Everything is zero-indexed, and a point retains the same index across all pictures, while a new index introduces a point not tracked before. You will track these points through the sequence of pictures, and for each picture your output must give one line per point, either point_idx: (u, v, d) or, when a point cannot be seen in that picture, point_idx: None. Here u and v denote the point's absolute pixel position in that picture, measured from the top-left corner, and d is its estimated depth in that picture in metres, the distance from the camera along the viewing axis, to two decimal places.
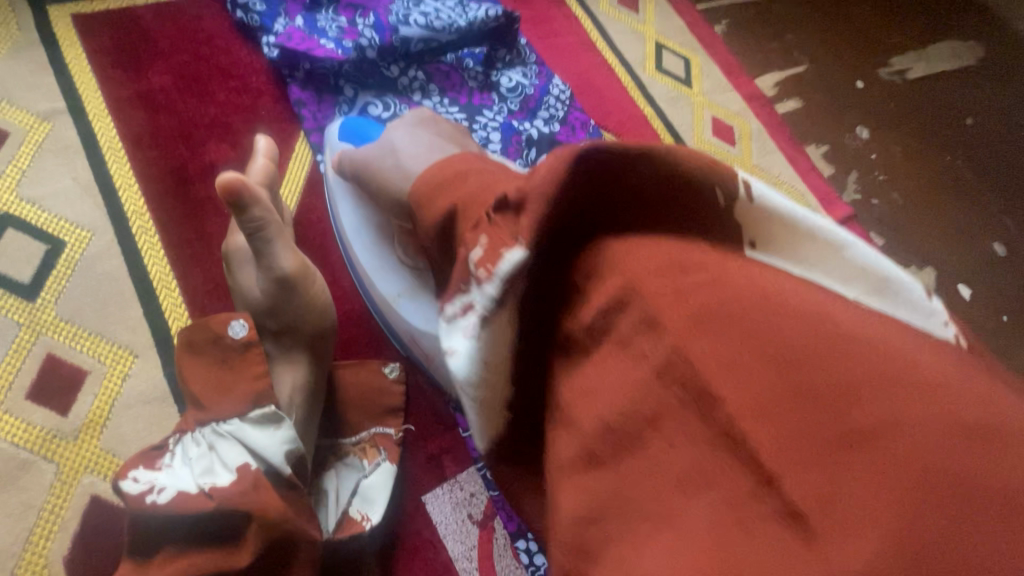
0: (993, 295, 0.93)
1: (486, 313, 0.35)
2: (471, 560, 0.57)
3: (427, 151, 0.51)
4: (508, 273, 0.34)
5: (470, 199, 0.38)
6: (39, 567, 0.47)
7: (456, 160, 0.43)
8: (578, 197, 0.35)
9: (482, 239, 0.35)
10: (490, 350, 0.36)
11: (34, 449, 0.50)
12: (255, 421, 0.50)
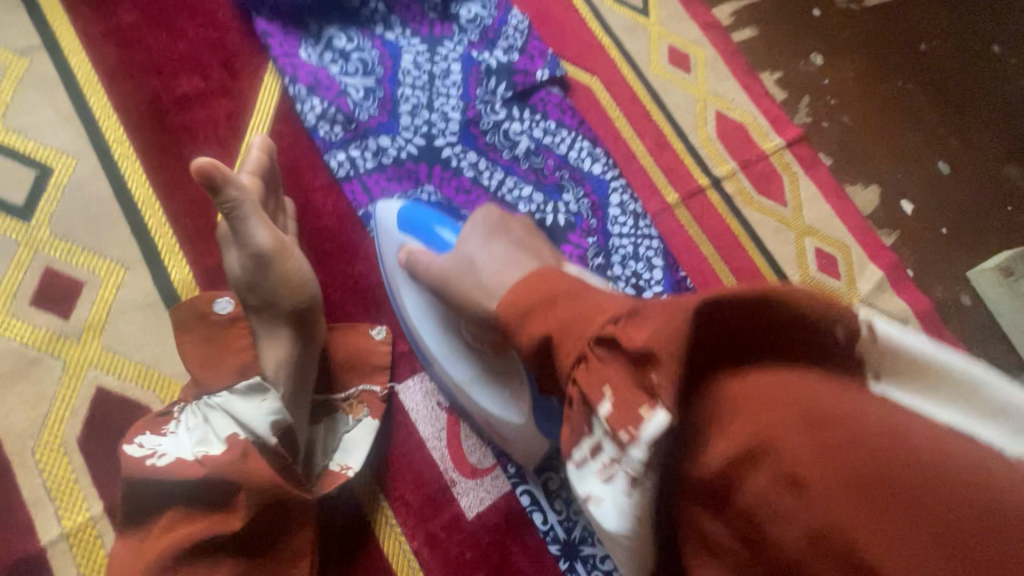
0: (935, 209, 0.99)
1: (634, 480, 0.36)
2: (441, 439, 0.64)
3: (508, 269, 0.51)
4: (656, 444, 0.34)
5: (563, 333, 0.40)
6: (54, 446, 0.54)
7: (551, 277, 0.44)
8: (694, 392, 0.38)
9: (612, 398, 0.36)
10: (613, 489, 0.37)
11: (42, 348, 0.56)
12: (242, 393, 0.52)
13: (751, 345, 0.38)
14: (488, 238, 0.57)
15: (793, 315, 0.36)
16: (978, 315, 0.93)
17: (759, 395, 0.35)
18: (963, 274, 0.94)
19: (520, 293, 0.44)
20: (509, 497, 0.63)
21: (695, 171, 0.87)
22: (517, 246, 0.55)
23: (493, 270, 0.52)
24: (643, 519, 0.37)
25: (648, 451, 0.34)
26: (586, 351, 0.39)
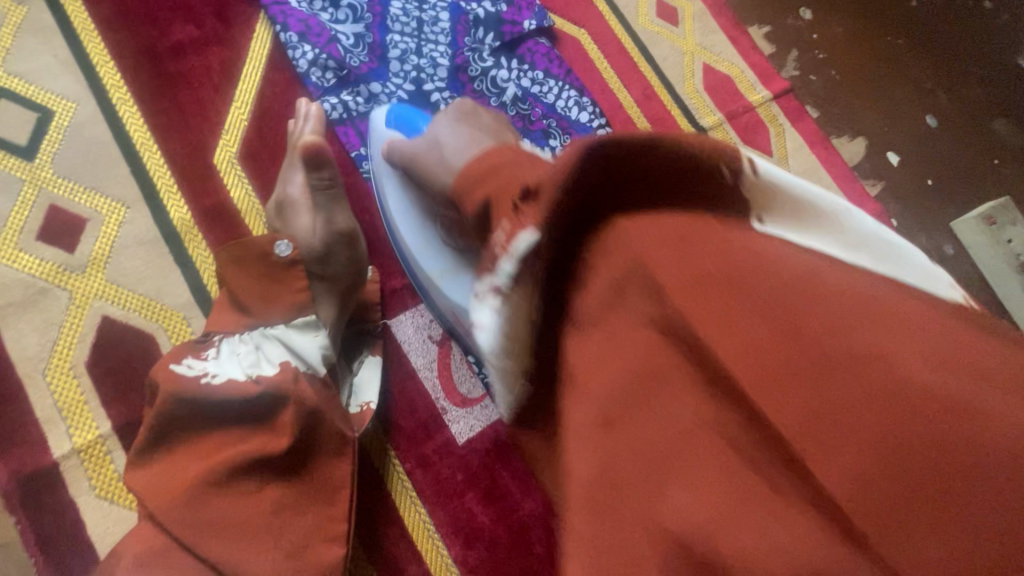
0: (920, 162, 1.00)
1: (502, 290, 0.40)
2: (432, 369, 0.67)
3: (468, 143, 0.55)
4: (523, 252, 0.39)
5: (499, 194, 0.44)
6: (64, 370, 0.56)
7: (496, 152, 0.48)
8: (587, 179, 0.39)
9: (504, 225, 0.41)
10: (509, 324, 0.40)
11: (49, 279, 0.59)
12: (300, 327, 0.57)
13: (664, 178, 0.40)
14: (455, 121, 0.60)
15: (673, 152, 0.40)
16: (961, 263, 0.94)
17: (694, 232, 0.38)
18: (947, 223, 0.96)
19: (478, 170, 0.48)
20: (497, 424, 0.66)
21: (681, 121, 0.89)
22: (482, 128, 0.59)
23: (455, 143, 0.56)
24: (512, 338, 0.40)
25: (512, 259, 0.39)
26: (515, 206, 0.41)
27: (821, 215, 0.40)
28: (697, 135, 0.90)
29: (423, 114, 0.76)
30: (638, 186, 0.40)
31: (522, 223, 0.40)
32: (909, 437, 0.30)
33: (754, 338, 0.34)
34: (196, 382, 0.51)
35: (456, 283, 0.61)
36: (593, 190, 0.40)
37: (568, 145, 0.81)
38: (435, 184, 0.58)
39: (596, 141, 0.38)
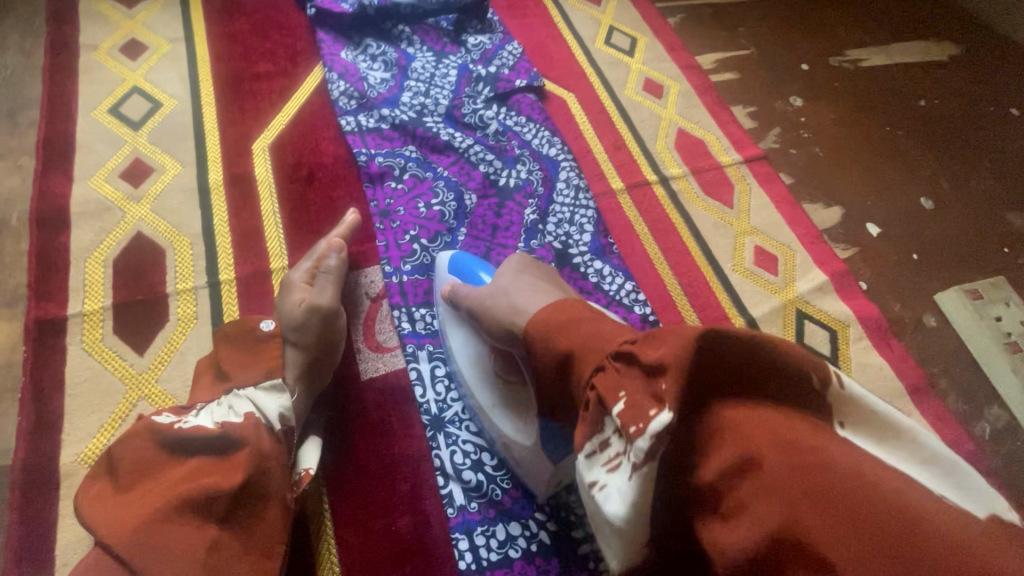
0: (905, 237, 0.99)
1: (636, 465, 0.41)
2: (359, 318, 0.79)
3: (538, 296, 0.62)
4: (656, 433, 0.40)
5: (582, 350, 0.51)
6: (98, 260, 0.77)
7: (569, 307, 0.56)
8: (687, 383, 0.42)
9: (623, 397, 0.45)
10: (638, 495, 0.42)
11: (115, 202, 0.82)
12: (267, 389, 0.62)
13: (743, 381, 0.42)
14: (517, 274, 0.67)
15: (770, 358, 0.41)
16: (941, 337, 0.88)
17: (752, 430, 0.40)
18: (928, 296, 0.92)
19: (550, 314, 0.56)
20: (399, 372, 0.75)
21: (645, 168, 1.00)
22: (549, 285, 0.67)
23: (522, 296, 0.62)
24: (640, 508, 0.42)
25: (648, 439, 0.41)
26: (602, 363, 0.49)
27: (913, 451, 0.41)
28: (658, 182, 0.98)
29: (415, 131, 0.94)
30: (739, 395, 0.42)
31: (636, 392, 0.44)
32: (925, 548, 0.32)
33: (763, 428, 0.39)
34: (171, 428, 0.55)
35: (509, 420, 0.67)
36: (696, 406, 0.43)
37: (534, 170, 0.94)
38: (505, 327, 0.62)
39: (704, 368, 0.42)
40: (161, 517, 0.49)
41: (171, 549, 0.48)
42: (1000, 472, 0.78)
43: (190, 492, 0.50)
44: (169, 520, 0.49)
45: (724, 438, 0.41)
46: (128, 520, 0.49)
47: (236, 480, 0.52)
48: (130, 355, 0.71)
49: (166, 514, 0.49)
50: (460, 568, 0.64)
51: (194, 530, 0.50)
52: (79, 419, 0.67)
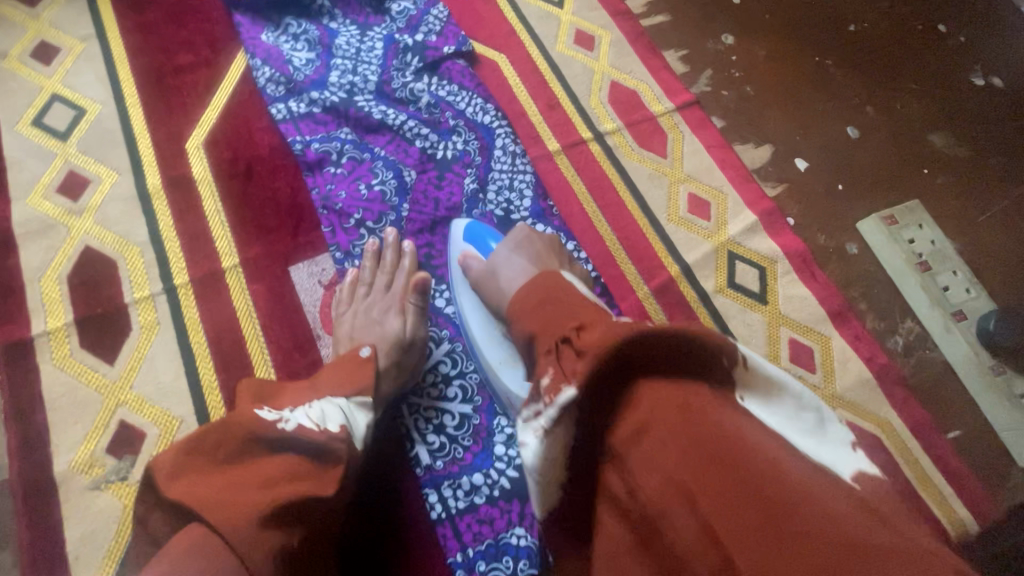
0: (830, 167, 1.04)
1: (547, 426, 0.49)
2: (315, 305, 0.82)
3: (519, 275, 0.68)
4: (563, 403, 0.48)
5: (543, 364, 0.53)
6: (53, 278, 0.80)
7: (539, 284, 0.60)
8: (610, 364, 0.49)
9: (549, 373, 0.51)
10: (548, 453, 0.50)
11: (57, 218, 0.84)
12: (359, 405, 0.66)
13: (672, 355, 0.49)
14: (511, 251, 0.72)
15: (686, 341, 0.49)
16: (861, 262, 0.95)
17: (641, 409, 0.47)
18: (849, 225, 0.98)
19: (533, 306, 0.59)
20: None
21: (580, 126, 1.01)
22: (533, 259, 0.70)
23: (509, 275, 0.69)
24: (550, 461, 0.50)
25: (557, 408, 0.48)
26: (554, 346, 0.53)
27: (797, 414, 0.51)
28: (594, 138, 1.01)
29: (347, 113, 0.94)
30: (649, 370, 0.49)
31: (566, 378, 0.49)
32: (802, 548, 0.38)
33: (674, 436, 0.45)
34: (274, 428, 0.57)
35: (513, 372, 0.72)
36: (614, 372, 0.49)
37: (470, 140, 0.96)
38: (495, 304, 0.71)
39: (622, 343, 0.48)
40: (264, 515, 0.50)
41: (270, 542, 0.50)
42: (909, 379, 0.87)
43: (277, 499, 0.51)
44: (270, 519, 0.50)
45: (631, 408, 0.48)
46: (239, 512, 0.49)
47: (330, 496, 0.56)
48: (101, 366, 0.75)
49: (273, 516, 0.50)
50: (432, 518, 0.71)
51: (284, 534, 0.51)
52: (64, 430, 0.72)
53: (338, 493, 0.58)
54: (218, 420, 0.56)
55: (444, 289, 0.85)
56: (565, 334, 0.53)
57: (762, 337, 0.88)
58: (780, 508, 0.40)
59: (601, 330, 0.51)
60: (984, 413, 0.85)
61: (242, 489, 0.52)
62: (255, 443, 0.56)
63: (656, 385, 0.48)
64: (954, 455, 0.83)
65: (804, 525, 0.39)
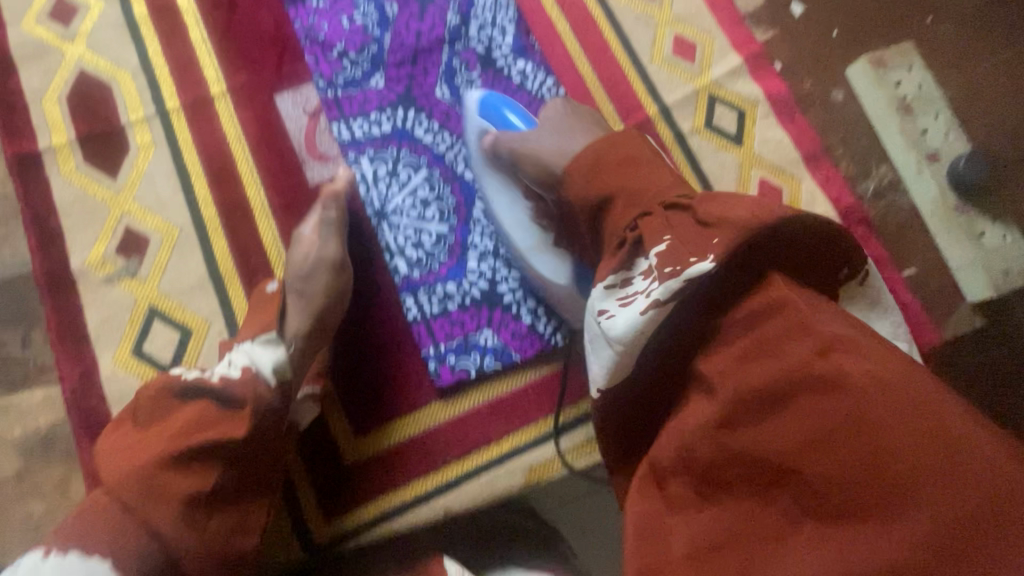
0: (830, 13, 0.97)
1: (659, 298, 0.46)
2: (300, 132, 0.86)
3: (572, 137, 0.72)
4: (694, 275, 0.44)
5: (617, 209, 0.57)
6: (53, 100, 0.84)
7: (612, 142, 0.61)
8: (740, 255, 0.44)
9: (659, 249, 0.48)
10: (648, 325, 0.47)
11: (51, 43, 0.86)
12: (263, 343, 0.63)
13: (801, 254, 0.46)
14: (563, 117, 0.74)
15: (823, 227, 0.46)
16: (845, 108, 0.94)
17: (773, 327, 0.43)
18: (839, 71, 0.95)
19: (606, 155, 0.60)
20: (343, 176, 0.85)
21: None
22: (582, 124, 0.74)
23: (565, 139, 0.71)
24: (643, 335, 0.48)
25: (682, 281, 0.45)
26: (635, 221, 0.53)
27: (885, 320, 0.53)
28: None
29: None
30: (776, 266, 0.45)
31: (698, 252, 0.45)
32: (927, 471, 0.35)
33: (783, 370, 0.41)
34: (178, 379, 0.61)
35: (542, 259, 0.76)
36: (744, 260, 0.45)
37: None
38: (544, 168, 0.70)
39: (762, 229, 0.43)
40: (165, 465, 0.54)
41: (171, 495, 0.53)
42: (874, 220, 0.89)
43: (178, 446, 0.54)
44: (174, 467, 0.54)
45: (764, 290, 0.44)
46: (132, 468, 0.54)
47: (243, 433, 0.57)
48: (105, 180, 0.81)
49: (174, 463, 0.54)
50: (409, 318, 0.79)
51: (193, 478, 0.55)
52: (77, 234, 0.79)
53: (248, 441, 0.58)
54: (141, 392, 0.63)
55: (423, 119, 0.87)
56: (631, 223, 0.54)
57: (733, 177, 0.90)
58: (935, 431, 0.36)
59: (723, 202, 0.47)
60: (943, 253, 0.88)
61: (155, 437, 0.56)
62: (167, 397, 0.59)
63: (785, 284, 0.44)
64: (905, 289, 0.87)
65: (918, 424, 0.37)
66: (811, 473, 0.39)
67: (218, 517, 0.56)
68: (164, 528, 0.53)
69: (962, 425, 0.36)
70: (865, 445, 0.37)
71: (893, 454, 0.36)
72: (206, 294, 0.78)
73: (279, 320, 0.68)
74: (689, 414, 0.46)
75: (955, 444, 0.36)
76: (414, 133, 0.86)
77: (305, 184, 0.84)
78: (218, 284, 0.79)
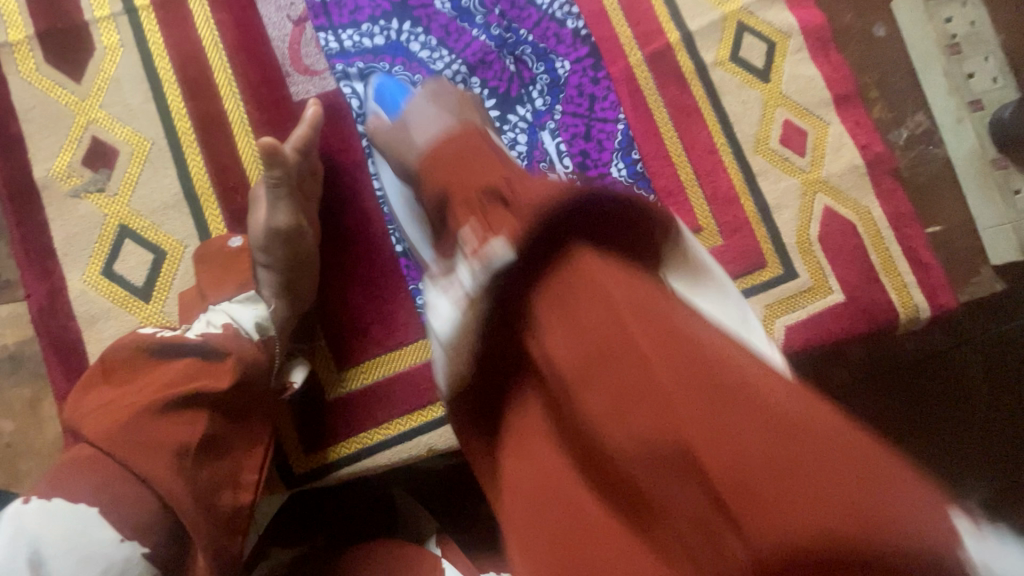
0: None
1: (468, 291, 0.41)
2: (284, 41, 0.78)
3: (431, 125, 0.59)
4: (493, 264, 0.39)
5: (458, 188, 0.47)
6: None
7: (459, 141, 0.52)
8: (547, 224, 0.38)
9: (470, 228, 0.42)
10: (455, 332, 0.43)
11: None
12: (242, 301, 0.63)
13: (624, 226, 0.40)
14: (426, 102, 0.64)
15: (639, 210, 0.40)
16: (885, 46, 0.85)
17: (568, 288, 0.38)
18: (884, 4, 0.86)
19: (442, 156, 0.51)
20: (330, 93, 0.77)
21: None
22: (447, 109, 0.62)
23: (422, 125, 0.60)
24: (461, 332, 0.42)
25: (483, 266, 0.39)
26: (477, 202, 0.44)
27: None
28: None
29: None
30: (582, 235, 0.39)
31: (493, 231, 0.40)
32: (798, 450, 0.31)
33: (601, 357, 0.35)
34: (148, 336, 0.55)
35: None
36: (562, 228, 0.38)
37: None
38: (399, 158, 0.62)
39: (563, 204, 0.38)
40: (153, 414, 0.48)
41: (164, 444, 0.47)
42: (903, 172, 0.83)
43: (167, 395, 0.49)
44: (160, 415, 0.48)
45: (576, 274, 0.38)
46: (114, 418, 0.47)
47: (229, 383, 0.52)
48: (68, 84, 0.74)
49: (162, 410, 0.48)
50: (398, 251, 0.74)
51: (184, 427, 0.49)
52: (40, 141, 0.73)
53: (236, 392, 0.53)
54: (104, 351, 0.54)
55: (420, 34, 0.78)
56: (481, 190, 0.45)
57: (755, 116, 0.83)
58: (772, 425, 0.31)
59: (540, 184, 0.41)
60: (971, 209, 0.83)
61: (128, 395, 0.49)
62: (141, 354, 0.53)
63: (604, 258, 0.38)
64: (927, 247, 0.82)
65: (748, 408, 0.32)
66: (662, 499, 0.33)
67: (203, 474, 0.50)
68: (160, 480, 0.46)
69: (844, 434, 0.32)
70: (690, 464, 0.32)
71: (767, 461, 0.31)
72: (181, 214, 0.73)
73: (255, 273, 0.67)
74: (525, 439, 0.42)
75: (825, 435, 0.31)
76: (409, 48, 0.78)
77: (290, 101, 0.77)
78: (192, 204, 0.73)
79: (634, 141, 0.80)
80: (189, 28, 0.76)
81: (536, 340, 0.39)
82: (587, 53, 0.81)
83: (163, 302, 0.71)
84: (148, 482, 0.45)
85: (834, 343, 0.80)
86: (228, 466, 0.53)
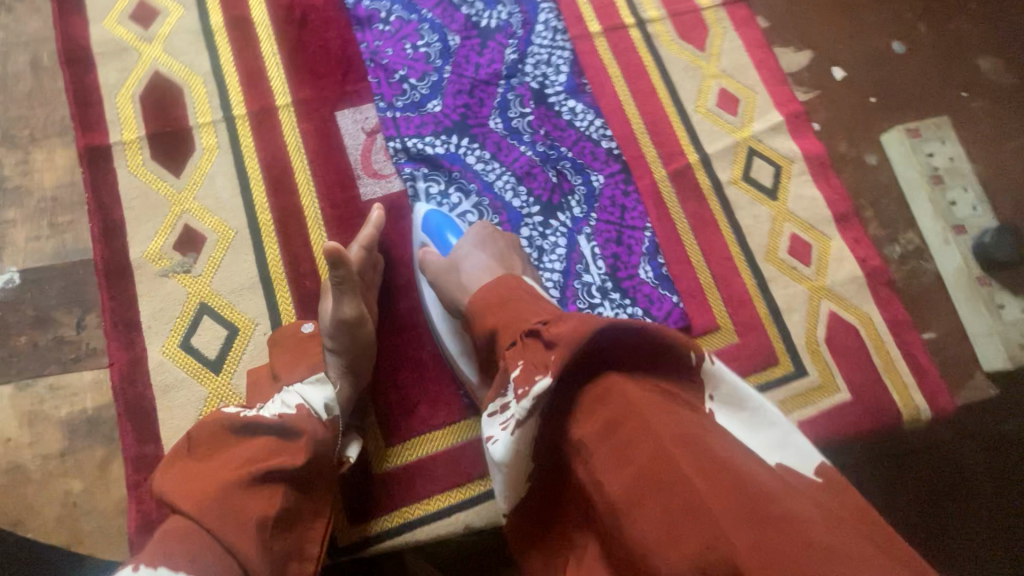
0: (868, 80, 1.02)
1: (519, 420, 0.49)
2: (358, 149, 0.90)
3: (482, 272, 0.68)
4: (536, 394, 0.47)
5: (502, 330, 0.56)
6: (127, 97, 0.88)
7: (504, 287, 0.59)
8: (584, 351, 0.47)
9: (518, 361, 0.52)
10: (517, 445, 0.50)
11: (130, 43, 0.90)
12: (313, 382, 0.68)
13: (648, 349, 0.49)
14: (477, 243, 0.73)
15: (663, 345, 0.48)
16: (878, 173, 0.98)
17: (603, 403, 0.46)
18: (874, 137, 0.99)
19: (490, 303, 0.59)
20: (394, 195, 0.89)
21: (623, 11, 1.01)
22: (494, 257, 0.71)
23: (471, 272, 0.69)
24: (521, 456, 0.51)
25: (530, 399, 0.48)
26: (518, 339, 0.53)
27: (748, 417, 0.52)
28: (635, 26, 1.01)
29: None
30: (601, 353, 0.48)
31: (529, 350, 0.51)
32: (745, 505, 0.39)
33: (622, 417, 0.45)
34: (235, 418, 0.61)
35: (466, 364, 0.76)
36: (587, 359, 0.48)
37: (515, 13, 0.97)
38: (452, 298, 0.70)
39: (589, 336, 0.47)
40: (242, 486, 0.55)
41: (248, 516, 0.54)
42: (898, 283, 0.93)
43: (254, 469, 0.56)
44: (247, 489, 0.55)
45: (605, 401, 0.46)
46: (206, 490, 0.54)
47: (304, 460, 0.59)
48: (170, 178, 0.85)
49: (247, 484, 0.55)
50: None
51: (264, 501, 0.56)
52: (138, 226, 0.83)
53: (309, 469, 0.60)
54: (191, 429, 0.61)
55: (475, 148, 0.91)
56: (524, 333, 0.53)
57: (765, 229, 0.94)
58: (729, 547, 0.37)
59: (568, 322, 0.50)
60: (962, 319, 0.91)
61: (217, 469, 0.57)
62: (228, 432, 0.61)
63: (624, 382, 0.46)
64: (923, 352, 0.90)
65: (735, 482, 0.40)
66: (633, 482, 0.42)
67: (276, 547, 0.56)
68: (245, 551, 0.52)
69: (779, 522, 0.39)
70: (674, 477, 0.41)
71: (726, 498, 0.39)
72: (255, 296, 0.82)
73: (324, 358, 0.73)
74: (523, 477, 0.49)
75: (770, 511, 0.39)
76: (465, 160, 0.90)
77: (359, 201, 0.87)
78: (266, 286, 0.82)
79: (659, 247, 0.91)
80: (278, 136, 0.89)
81: (565, 418, 0.48)
82: (618, 169, 0.93)
83: (231, 374, 0.78)
84: (236, 556, 0.51)
85: (842, 439, 0.86)
86: (295, 543, 0.58)
